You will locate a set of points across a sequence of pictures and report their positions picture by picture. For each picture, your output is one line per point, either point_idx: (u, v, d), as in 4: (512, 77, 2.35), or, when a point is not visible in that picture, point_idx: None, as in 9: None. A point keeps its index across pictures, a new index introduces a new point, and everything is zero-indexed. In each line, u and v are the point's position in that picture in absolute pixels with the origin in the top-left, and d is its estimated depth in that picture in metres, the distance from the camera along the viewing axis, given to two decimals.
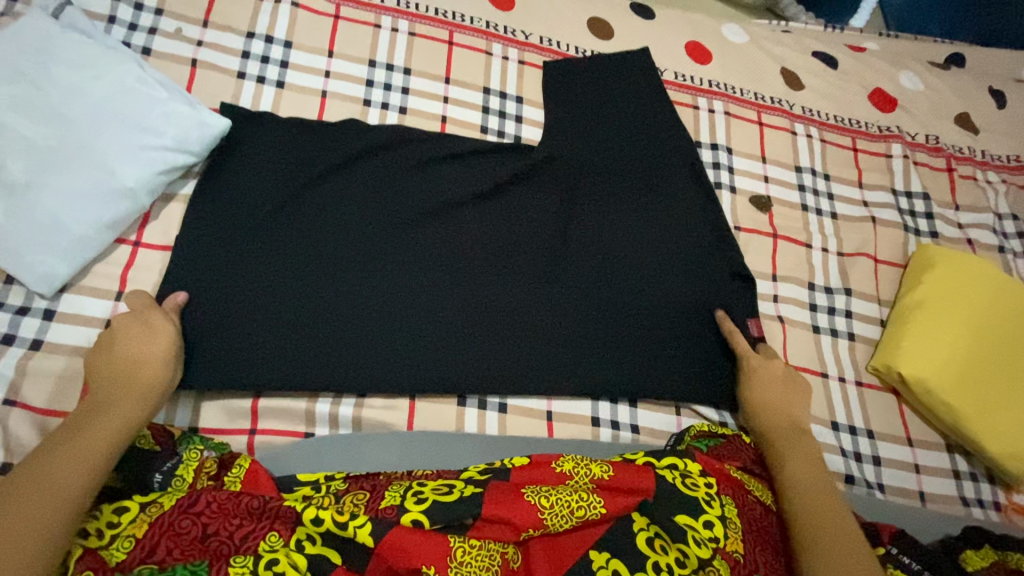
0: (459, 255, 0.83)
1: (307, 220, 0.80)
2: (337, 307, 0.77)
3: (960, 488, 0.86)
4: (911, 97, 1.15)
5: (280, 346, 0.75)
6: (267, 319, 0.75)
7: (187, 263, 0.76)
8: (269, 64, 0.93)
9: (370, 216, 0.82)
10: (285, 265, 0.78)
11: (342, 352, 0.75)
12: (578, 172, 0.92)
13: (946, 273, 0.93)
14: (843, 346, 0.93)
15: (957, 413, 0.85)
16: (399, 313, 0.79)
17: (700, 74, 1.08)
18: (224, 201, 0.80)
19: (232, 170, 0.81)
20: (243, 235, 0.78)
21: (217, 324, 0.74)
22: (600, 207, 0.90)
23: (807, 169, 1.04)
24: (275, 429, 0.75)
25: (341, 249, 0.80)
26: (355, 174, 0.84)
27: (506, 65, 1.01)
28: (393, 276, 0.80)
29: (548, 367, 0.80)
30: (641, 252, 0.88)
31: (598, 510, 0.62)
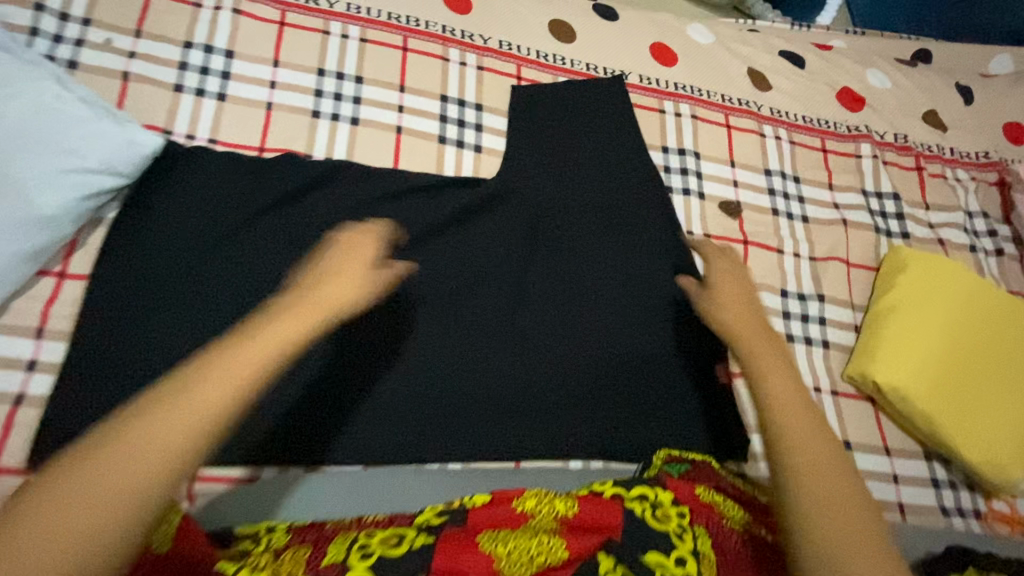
0: (417, 286, 0.81)
1: (254, 256, 0.78)
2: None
3: (939, 497, 0.85)
4: (878, 95, 1.14)
5: None
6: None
7: (129, 308, 0.73)
8: (209, 75, 0.87)
9: (320, 254, 0.80)
10: (232, 308, 0.75)
11: (294, 393, 0.73)
12: (538, 194, 0.90)
13: (917, 276, 0.92)
14: (818, 354, 0.90)
15: (934, 420, 0.83)
16: (353, 347, 0.76)
17: (665, 77, 1.05)
18: (166, 236, 0.77)
19: (171, 209, 0.78)
20: (189, 275, 0.76)
21: (160, 366, 0.71)
22: (561, 229, 0.89)
23: (776, 172, 1.02)
24: (215, 477, 0.69)
25: (291, 289, 0.77)
26: (303, 212, 0.82)
27: (464, 71, 0.97)
28: None
29: (509, 394, 0.78)
30: (603, 278, 0.87)
31: (558, 555, 0.59)
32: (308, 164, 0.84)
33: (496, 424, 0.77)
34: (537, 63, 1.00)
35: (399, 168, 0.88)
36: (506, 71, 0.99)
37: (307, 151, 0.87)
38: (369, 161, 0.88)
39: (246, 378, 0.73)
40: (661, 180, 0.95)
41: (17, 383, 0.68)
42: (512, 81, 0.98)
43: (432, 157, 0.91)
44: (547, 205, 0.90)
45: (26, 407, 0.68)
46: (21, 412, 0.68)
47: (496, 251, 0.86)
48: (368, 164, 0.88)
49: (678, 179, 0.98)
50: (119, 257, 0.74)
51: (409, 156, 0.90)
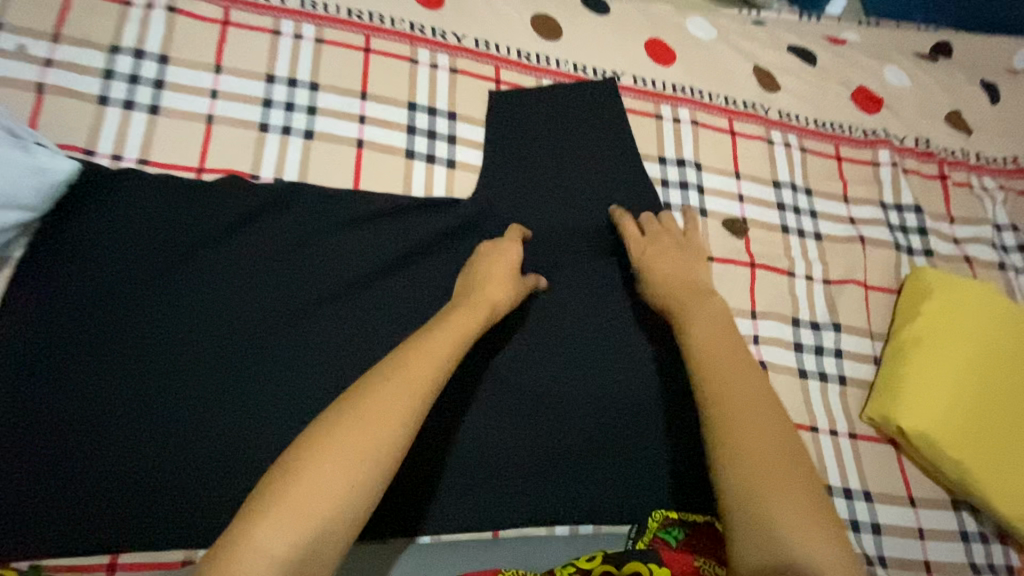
0: (382, 328, 0.71)
1: (188, 297, 0.67)
2: (230, 404, 0.65)
3: (969, 552, 0.77)
4: (897, 94, 1.03)
5: (160, 454, 0.62)
6: (136, 434, 0.62)
7: (37, 366, 0.62)
8: (140, 84, 0.76)
9: (267, 291, 0.70)
10: (161, 361, 0.65)
11: (235, 461, 0.63)
12: (520, 215, 0.80)
13: (945, 302, 0.82)
14: (833, 392, 0.81)
15: (964, 469, 0.74)
16: (307, 403, 0.66)
17: (662, 77, 0.94)
18: (84, 278, 0.66)
19: (88, 243, 0.67)
20: (106, 323, 0.65)
21: (75, 434, 0.61)
22: (546, 255, 0.78)
23: (786, 184, 0.91)
24: (142, 563, 0.61)
25: (233, 337, 0.67)
26: (247, 242, 0.71)
27: (435, 74, 0.85)
28: (303, 359, 0.68)
29: (485, 451, 0.69)
30: (593, 311, 0.77)
31: None
32: (253, 186, 0.73)
33: (470, 487, 0.67)
34: (520, 63, 0.89)
35: (361, 188, 0.78)
36: (484, 74, 0.87)
37: (254, 171, 0.76)
38: (326, 181, 0.77)
39: (177, 443, 0.62)
40: (658, 197, 0.85)
41: None
42: (491, 85, 0.87)
43: (398, 174, 0.80)
44: (531, 228, 0.79)
45: None
46: None
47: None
48: (325, 185, 0.77)
49: (677, 194, 0.87)
50: (28, 305, 0.64)
51: (373, 174, 0.79)
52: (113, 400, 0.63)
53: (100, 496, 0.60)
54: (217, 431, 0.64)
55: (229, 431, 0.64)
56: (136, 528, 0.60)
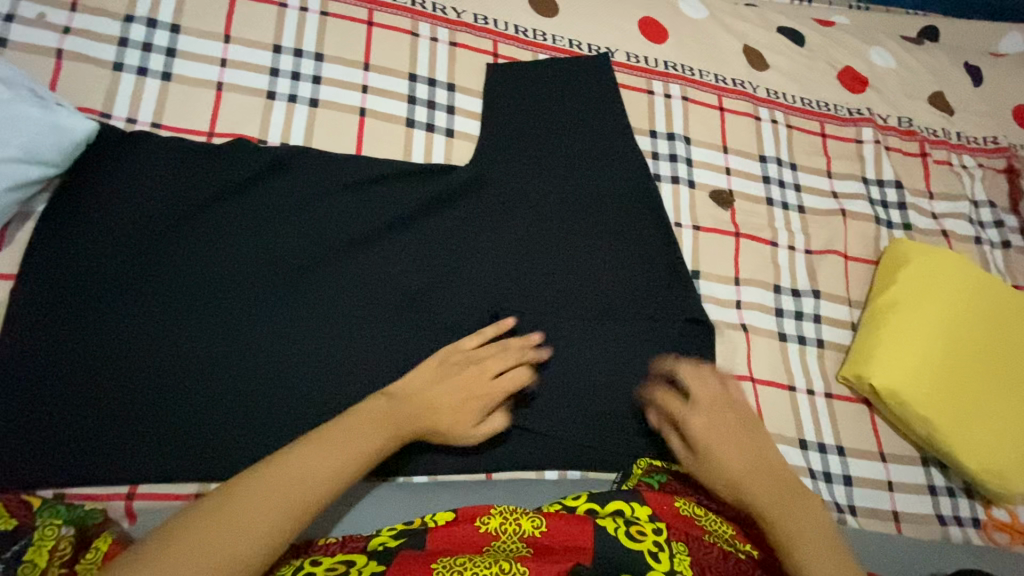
0: (382, 287, 0.75)
1: (199, 251, 0.71)
2: (240, 353, 0.69)
3: (936, 504, 0.81)
4: (882, 75, 1.07)
5: (174, 397, 0.66)
6: (154, 378, 0.66)
7: (61, 311, 0.67)
8: (153, 52, 0.79)
9: (274, 251, 0.73)
10: (176, 311, 0.69)
11: (246, 404, 0.68)
12: (515, 186, 0.83)
13: (921, 271, 0.86)
14: (811, 354, 0.85)
15: (932, 427, 0.79)
16: (313, 352, 0.71)
17: (654, 54, 0.97)
18: (101, 232, 0.70)
19: (104, 199, 0.71)
20: (123, 275, 0.69)
21: (95, 376, 0.65)
22: (539, 222, 0.82)
23: (772, 158, 0.95)
24: (156, 493, 0.65)
25: (242, 292, 0.71)
26: (254, 203, 0.75)
27: (435, 48, 0.89)
28: (307, 312, 0.72)
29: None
30: (584, 276, 0.81)
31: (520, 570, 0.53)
32: (261, 149, 0.77)
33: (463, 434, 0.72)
34: (516, 39, 0.92)
35: (365, 155, 0.82)
36: (481, 48, 0.91)
37: (261, 136, 0.79)
38: (330, 147, 0.81)
39: (191, 386, 0.67)
40: (648, 168, 0.89)
41: None
42: (488, 58, 0.91)
43: (399, 142, 0.84)
44: (526, 197, 0.83)
45: None
46: None
47: (473, 245, 0.80)
48: (329, 150, 0.80)
49: (666, 166, 0.91)
50: (50, 253, 0.68)
51: (374, 142, 0.83)
52: (131, 346, 0.67)
53: (121, 431, 0.65)
54: (228, 376, 0.68)
55: (241, 376, 0.68)
56: (153, 462, 0.65)
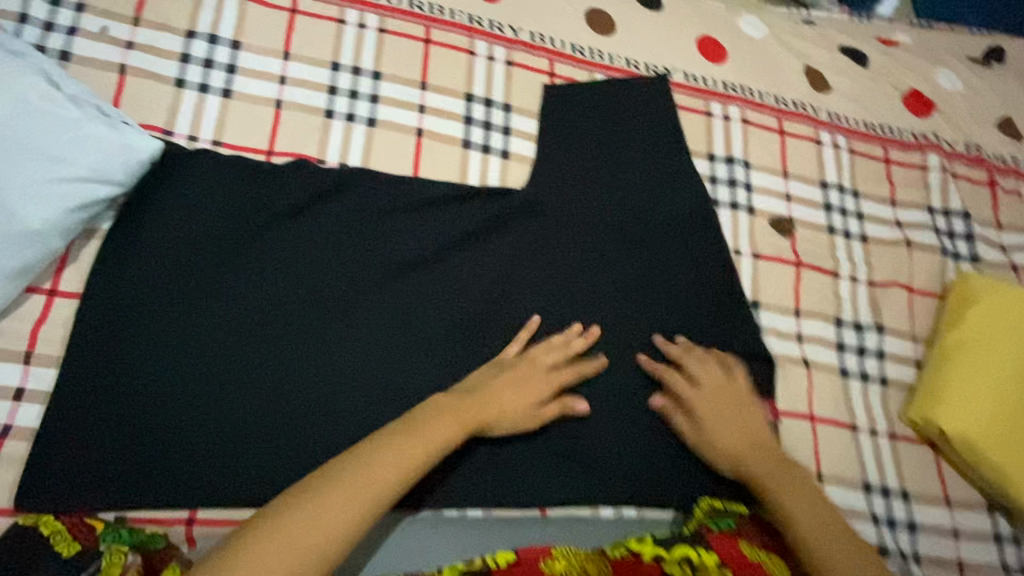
0: (436, 313, 0.74)
1: (257, 274, 0.71)
2: (297, 380, 0.68)
3: (1003, 554, 0.78)
4: (948, 98, 1.03)
5: (230, 421, 0.66)
6: (213, 403, 0.66)
7: (120, 331, 0.66)
8: (214, 68, 0.79)
9: (332, 275, 0.73)
10: (237, 337, 0.68)
11: (300, 432, 0.67)
12: (573, 211, 0.82)
13: (991, 310, 0.82)
14: (874, 392, 0.82)
15: (1004, 474, 0.75)
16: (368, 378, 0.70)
17: (713, 74, 0.94)
18: (163, 252, 0.70)
19: (166, 219, 0.71)
20: (185, 299, 0.69)
21: (153, 397, 0.65)
22: (594, 248, 0.80)
23: (834, 185, 0.92)
24: (215, 519, 0.65)
25: (302, 318, 0.70)
26: (312, 227, 0.74)
27: (492, 66, 0.87)
28: (362, 339, 0.71)
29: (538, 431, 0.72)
30: (641, 305, 0.79)
31: None
32: (320, 170, 0.76)
33: (517, 471, 0.70)
34: (573, 58, 0.91)
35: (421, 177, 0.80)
36: (538, 67, 0.89)
37: (320, 155, 0.79)
38: (387, 168, 0.80)
39: (246, 411, 0.66)
40: (708, 194, 0.86)
41: (6, 413, 0.63)
42: (545, 78, 0.89)
43: (455, 163, 0.82)
44: (582, 223, 0.81)
45: (12, 440, 0.63)
46: (8, 445, 0.62)
47: (531, 271, 0.78)
48: (386, 171, 0.80)
49: (725, 191, 0.88)
50: (112, 273, 0.68)
51: (431, 163, 0.82)
52: (187, 367, 0.66)
53: (181, 457, 0.64)
54: (287, 404, 0.67)
55: (299, 403, 0.68)
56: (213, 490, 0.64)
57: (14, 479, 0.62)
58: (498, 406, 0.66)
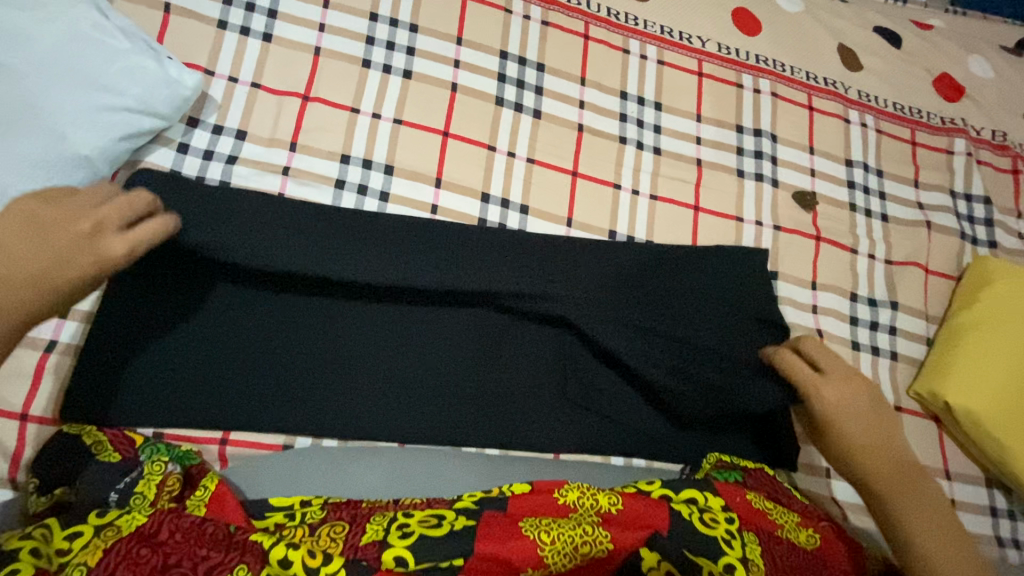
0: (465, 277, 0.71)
1: (271, 233, 0.68)
2: (268, 348, 0.69)
3: (995, 526, 0.81)
4: (979, 85, 1.03)
5: (227, 386, 0.67)
6: (166, 320, 0.67)
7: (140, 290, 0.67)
8: (256, 11, 0.81)
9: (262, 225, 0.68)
10: (250, 321, 0.69)
11: (328, 377, 0.69)
12: (677, 249, 0.80)
13: (1006, 293, 0.83)
14: (883, 365, 0.84)
15: (1006, 447, 0.77)
16: (404, 333, 0.72)
17: (746, 46, 0.95)
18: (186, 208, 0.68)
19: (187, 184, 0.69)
20: (202, 272, 0.69)
21: (149, 350, 0.66)
22: (637, 280, 0.77)
23: (858, 163, 0.93)
24: (249, 441, 0.67)
25: (195, 318, 0.68)
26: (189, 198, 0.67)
27: (528, 25, 0.88)
28: (395, 298, 0.72)
29: (546, 389, 0.73)
30: (704, 334, 0.75)
31: (604, 546, 0.54)
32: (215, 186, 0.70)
33: (528, 434, 0.71)
34: (608, 22, 0.91)
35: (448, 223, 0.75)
36: (573, 29, 0.90)
37: (355, 104, 0.80)
38: (421, 120, 0.82)
39: (235, 391, 0.67)
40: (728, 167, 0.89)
41: (51, 329, 0.66)
42: (579, 40, 0.90)
43: (487, 119, 0.84)
44: (629, 264, 0.78)
45: (58, 353, 0.66)
46: (53, 358, 0.65)
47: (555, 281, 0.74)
48: (418, 122, 0.81)
49: (750, 162, 0.90)
50: None
51: (464, 116, 0.83)
52: (195, 334, 0.68)
53: (116, 352, 0.65)
54: (251, 373, 0.68)
55: (315, 380, 0.68)
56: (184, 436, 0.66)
57: (58, 391, 0.65)
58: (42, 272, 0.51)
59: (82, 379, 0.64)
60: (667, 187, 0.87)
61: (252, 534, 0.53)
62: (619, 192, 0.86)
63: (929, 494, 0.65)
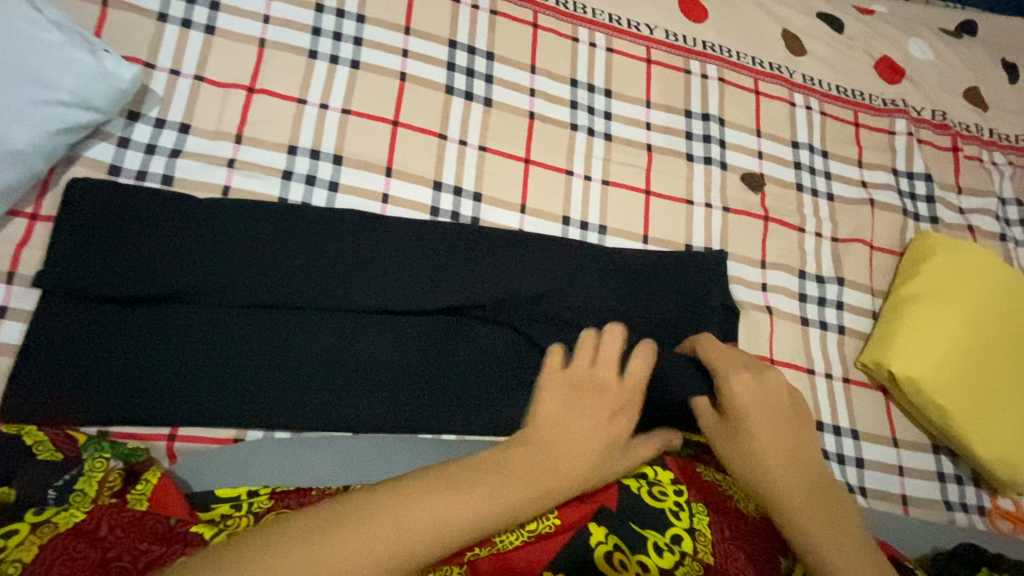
0: (421, 278, 0.74)
1: (228, 238, 0.71)
2: (219, 346, 0.68)
3: (944, 491, 0.84)
4: (919, 67, 1.06)
5: (176, 383, 0.66)
6: (110, 317, 0.66)
7: (80, 287, 0.66)
8: (197, 4, 0.80)
9: (220, 234, 0.71)
10: (197, 317, 0.68)
11: (281, 373, 0.69)
12: (633, 250, 0.83)
13: (944, 264, 0.86)
14: (832, 339, 0.87)
15: (947, 412, 0.80)
16: (358, 325, 0.72)
17: (693, 33, 0.97)
18: (135, 213, 0.69)
19: (138, 193, 0.70)
20: (149, 269, 0.68)
21: (92, 348, 0.65)
22: (592, 275, 0.79)
23: (804, 145, 0.95)
24: (200, 437, 0.67)
25: (140, 315, 0.67)
26: (146, 207, 0.70)
27: (476, 15, 0.89)
28: (348, 292, 0.72)
29: (505, 380, 0.74)
30: (654, 326, 0.78)
31: (550, 521, 0.56)
32: (167, 194, 0.71)
33: (483, 422, 0.72)
34: (556, 11, 0.92)
35: (402, 222, 0.77)
36: (521, 18, 0.90)
37: (302, 95, 0.80)
38: (370, 110, 0.81)
39: (184, 389, 0.66)
40: (678, 151, 0.91)
41: None
42: (528, 29, 0.90)
43: (438, 108, 0.84)
44: (586, 273, 0.79)
45: None
46: None
47: (511, 278, 0.77)
48: (367, 112, 0.81)
49: (700, 146, 0.92)
50: (75, 217, 0.67)
51: (413, 106, 0.83)
52: (139, 329, 0.66)
53: (58, 349, 0.64)
54: (201, 370, 0.67)
55: (269, 378, 0.68)
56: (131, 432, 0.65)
57: None
58: (534, 452, 0.53)
59: (23, 375, 0.63)
60: (619, 172, 0.88)
61: (193, 526, 0.54)
62: (571, 178, 0.87)
63: (841, 508, 0.60)
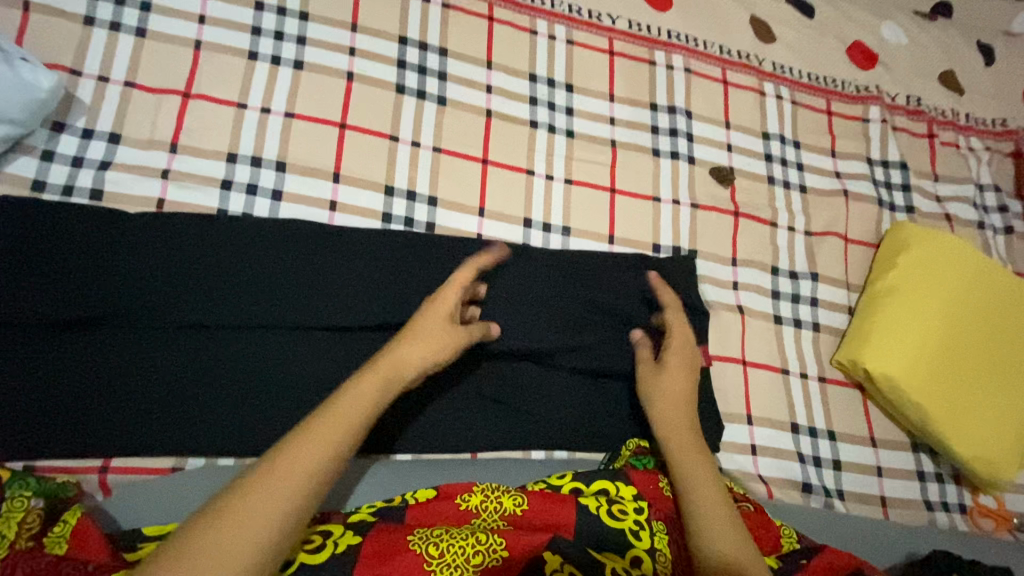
0: (371, 294, 0.70)
1: (161, 255, 0.66)
2: (154, 373, 0.64)
3: (925, 491, 0.82)
4: (892, 51, 1.03)
5: (106, 415, 0.62)
6: (35, 343, 0.62)
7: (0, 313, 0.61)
8: (126, 5, 0.75)
9: (151, 252, 0.66)
10: (130, 343, 0.64)
11: (222, 400, 0.65)
12: (599, 257, 0.79)
13: (919, 256, 0.83)
14: (806, 337, 0.84)
15: (923, 412, 0.78)
16: (304, 345, 0.68)
17: (657, 23, 0.93)
18: (60, 231, 0.65)
19: (61, 210, 0.66)
20: (74, 290, 0.63)
21: (13, 379, 0.60)
22: (554, 284, 0.75)
23: (774, 136, 0.92)
24: (137, 467, 0.63)
25: (68, 341, 0.63)
26: (71, 224, 0.65)
27: (427, 9, 0.84)
28: (293, 311, 0.68)
29: (465, 400, 0.69)
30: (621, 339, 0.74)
31: (498, 553, 0.51)
32: (96, 210, 0.67)
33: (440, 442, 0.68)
34: (513, 3, 0.88)
35: (350, 231, 0.73)
36: (475, 11, 0.86)
37: (241, 100, 0.75)
38: (315, 113, 0.77)
39: (117, 421, 0.62)
40: (643, 147, 0.87)
41: None
42: (483, 23, 0.86)
43: (388, 109, 0.80)
44: (549, 281, 0.75)
45: None
46: None
47: None
48: (313, 115, 0.77)
49: (666, 140, 0.88)
50: None
51: (362, 108, 0.79)
52: (67, 358, 0.62)
53: None
54: (135, 401, 0.63)
55: (210, 407, 0.64)
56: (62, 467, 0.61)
57: None
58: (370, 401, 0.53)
59: None
60: (582, 170, 0.85)
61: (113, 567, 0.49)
62: (532, 178, 0.83)
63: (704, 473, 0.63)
